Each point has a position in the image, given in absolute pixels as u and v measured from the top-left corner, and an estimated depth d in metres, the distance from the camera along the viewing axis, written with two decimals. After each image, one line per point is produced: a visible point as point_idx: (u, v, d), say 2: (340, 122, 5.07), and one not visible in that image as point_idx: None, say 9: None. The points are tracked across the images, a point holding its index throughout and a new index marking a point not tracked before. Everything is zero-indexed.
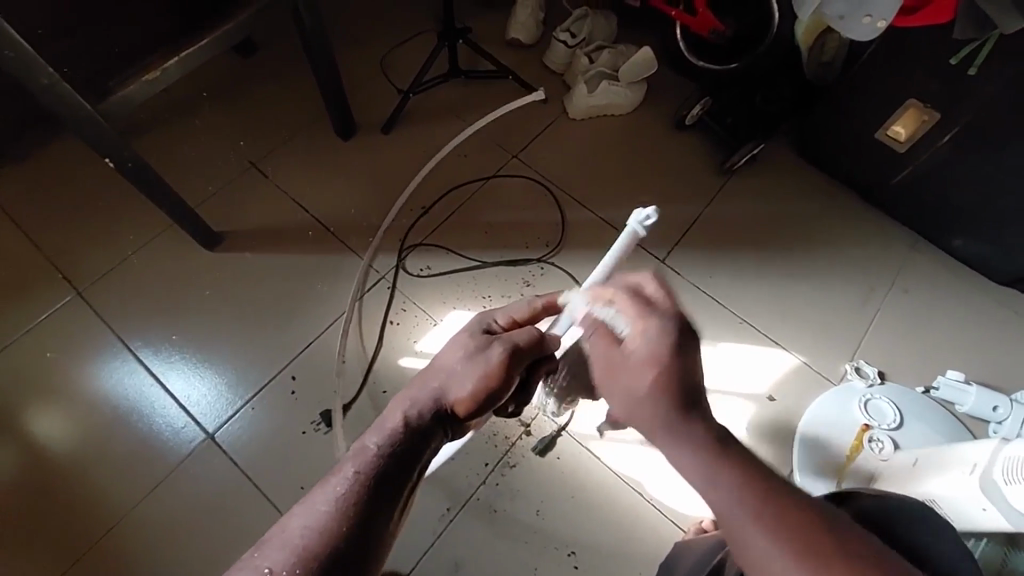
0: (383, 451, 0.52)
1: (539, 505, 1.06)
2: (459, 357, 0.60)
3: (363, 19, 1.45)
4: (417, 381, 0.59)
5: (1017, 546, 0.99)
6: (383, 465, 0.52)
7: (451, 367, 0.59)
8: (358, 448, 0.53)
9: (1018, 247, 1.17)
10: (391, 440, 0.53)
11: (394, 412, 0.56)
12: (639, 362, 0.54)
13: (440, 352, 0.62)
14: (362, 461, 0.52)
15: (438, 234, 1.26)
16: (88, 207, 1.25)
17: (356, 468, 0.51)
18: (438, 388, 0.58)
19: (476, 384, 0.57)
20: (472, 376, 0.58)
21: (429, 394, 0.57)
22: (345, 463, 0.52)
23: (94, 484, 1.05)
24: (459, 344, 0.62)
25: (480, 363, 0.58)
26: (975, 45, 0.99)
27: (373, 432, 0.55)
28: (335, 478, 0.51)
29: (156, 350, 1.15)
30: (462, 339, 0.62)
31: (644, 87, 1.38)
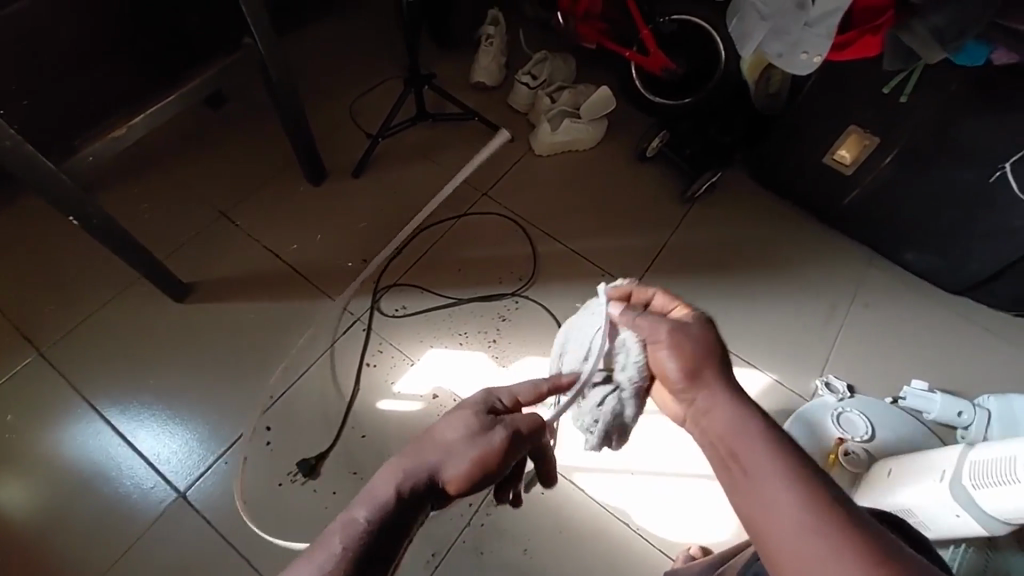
0: (370, 528, 0.50)
1: (526, 543, 1.06)
2: (459, 436, 0.57)
3: (330, 71, 1.51)
4: (414, 452, 0.56)
5: (995, 551, 1.00)
6: (369, 542, 0.49)
7: (451, 445, 0.56)
8: (345, 520, 0.51)
9: (963, 258, 1.23)
10: (378, 517, 0.50)
11: (384, 483, 0.53)
12: (674, 346, 0.61)
13: (440, 422, 0.59)
14: (351, 536, 0.49)
15: (411, 273, 1.29)
16: (54, 265, 1.27)
17: (342, 543, 0.49)
18: (435, 465, 0.55)
19: (473, 471, 0.55)
20: (470, 459, 0.55)
21: (424, 472, 0.54)
22: (334, 536, 0.49)
23: (60, 552, 1.04)
24: (460, 421, 0.59)
25: (479, 448, 0.56)
26: (903, 76, 1.07)
27: (361, 504, 0.52)
28: (321, 552, 0.48)
29: (122, 409, 1.15)
30: (465, 414, 0.60)
31: (604, 123, 1.44)
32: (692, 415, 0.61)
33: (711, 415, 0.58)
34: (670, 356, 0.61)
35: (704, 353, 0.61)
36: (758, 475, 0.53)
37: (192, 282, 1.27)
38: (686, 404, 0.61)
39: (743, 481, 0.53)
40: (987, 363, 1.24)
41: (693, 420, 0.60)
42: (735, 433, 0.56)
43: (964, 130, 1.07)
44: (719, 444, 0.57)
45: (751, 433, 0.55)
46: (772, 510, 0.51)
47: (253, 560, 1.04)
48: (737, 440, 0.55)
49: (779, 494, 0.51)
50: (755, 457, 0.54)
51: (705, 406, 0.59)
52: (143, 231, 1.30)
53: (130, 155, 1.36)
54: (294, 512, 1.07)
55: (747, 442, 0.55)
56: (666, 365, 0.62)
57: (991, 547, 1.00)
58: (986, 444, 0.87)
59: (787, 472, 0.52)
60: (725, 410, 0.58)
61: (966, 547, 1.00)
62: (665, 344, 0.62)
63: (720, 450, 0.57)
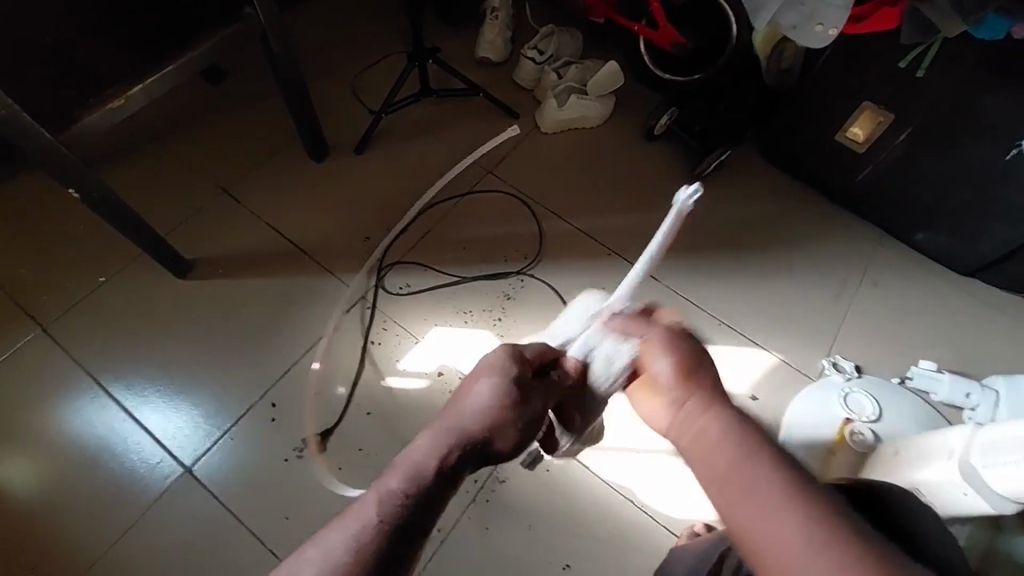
0: (411, 501, 0.49)
1: (530, 520, 1.06)
2: (497, 406, 0.56)
3: (332, 45, 1.48)
4: (450, 423, 0.55)
5: (1001, 531, 1.00)
6: (409, 516, 0.49)
7: (489, 415, 0.56)
8: (381, 490, 0.50)
9: (976, 238, 1.21)
10: (420, 490, 0.50)
11: (423, 455, 0.52)
12: (665, 349, 0.60)
13: (471, 390, 0.58)
14: (389, 508, 0.48)
15: (417, 252, 1.28)
16: (55, 241, 1.26)
17: (379, 516, 0.48)
18: (476, 436, 0.54)
19: (513, 443, 0.56)
20: (511, 428, 0.56)
21: (463, 443, 0.54)
22: (371, 508, 0.48)
23: (67, 526, 1.05)
24: (496, 387, 0.57)
25: (519, 420, 0.57)
26: (918, 51, 1.05)
27: (398, 474, 0.51)
28: (359, 525, 0.47)
29: (128, 385, 1.15)
30: (502, 381, 0.58)
31: (611, 99, 1.41)
32: (680, 427, 0.57)
33: (700, 426, 0.56)
34: (664, 358, 0.59)
35: (691, 359, 0.59)
36: (754, 492, 0.50)
37: (194, 258, 1.26)
38: (673, 411, 0.58)
39: (738, 498, 0.50)
40: (996, 345, 1.23)
41: (683, 431, 0.56)
42: (729, 448, 0.53)
43: (982, 106, 1.04)
44: (709, 466, 0.53)
45: (749, 450, 0.52)
46: (769, 530, 0.48)
47: (260, 534, 1.05)
48: (731, 459, 0.52)
49: (773, 514, 0.48)
50: (753, 481, 0.50)
51: (692, 420, 0.56)
52: (144, 207, 1.29)
53: (130, 129, 1.34)
54: (300, 487, 1.08)
55: (741, 465, 0.51)
56: (655, 368, 0.59)
57: (996, 528, 1.00)
58: (996, 424, 0.86)
59: (791, 495, 0.49)
60: (714, 421, 0.55)
61: (970, 527, 1.00)
62: (658, 349, 0.60)
63: (715, 466, 0.53)
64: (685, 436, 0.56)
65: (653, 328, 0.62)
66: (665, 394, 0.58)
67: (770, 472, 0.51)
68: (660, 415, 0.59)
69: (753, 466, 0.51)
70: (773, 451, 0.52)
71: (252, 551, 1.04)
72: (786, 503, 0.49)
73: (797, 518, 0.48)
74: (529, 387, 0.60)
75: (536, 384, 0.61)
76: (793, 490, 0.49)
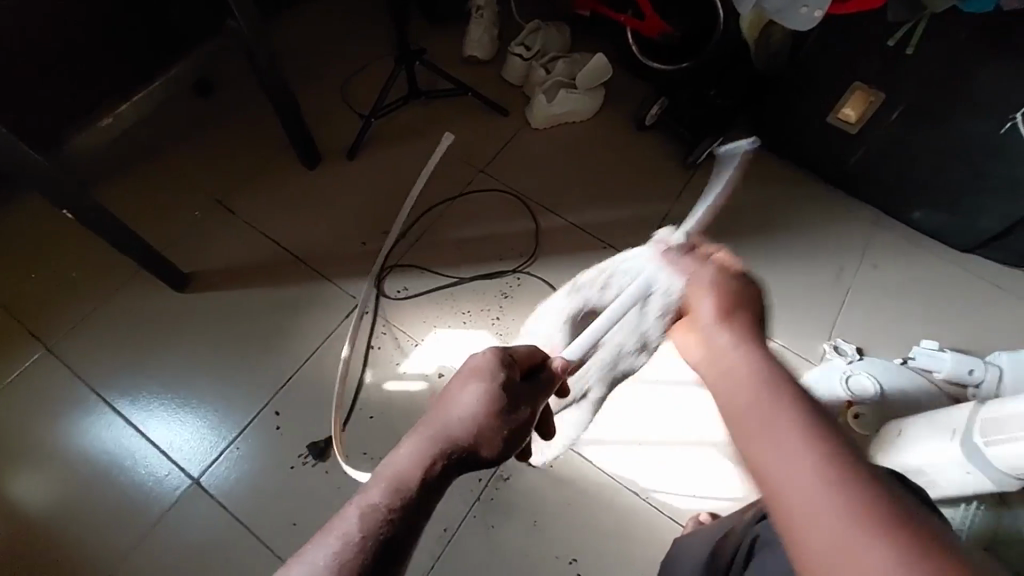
0: (392, 515, 0.50)
1: (536, 516, 1.07)
2: (482, 413, 0.57)
3: (321, 52, 1.48)
4: (435, 430, 0.56)
5: (1010, 508, 1.00)
6: (391, 531, 0.49)
7: (474, 421, 0.56)
8: (364, 504, 0.50)
9: (974, 214, 1.20)
10: (403, 502, 0.51)
11: (406, 466, 0.53)
12: (711, 289, 0.61)
13: (457, 395, 0.58)
14: (371, 524, 0.49)
15: (413, 255, 1.28)
16: (55, 261, 1.27)
17: (362, 531, 0.49)
18: (461, 442, 0.55)
19: (499, 448, 0.57)
20: (496, 433, 0.57)
21: (447, 451, 0.54)
22: (351, 524, 0.49)
23: (79, 540, 1.07)
24: (483, 393, 0.58)
25: (504, 428, 0.57)
26: (904, 30, 1.04)
27: (382, 487, 0.51)
28: (339, 540, 0.48)
29: (133, 400, 1.16)
30: (487, 386, 0.59)
31: (601, 91, 1.40)
32: (711, 359, 0.56)
33: (723, 359, 0.55)
34: (709, 299, 0.60)
35: (733, 299, 0.59)
36: (777, 427, 0.46)
37: (192, 271, 1.27)
38: (706, 344, 0.57)
39: (764, 433, 0.46)
40: (999, 321, 1.22)
41: (709, 361, 0.56)
42: (759, 384, 0.50)
43: (973, 81, 1.03)
44: (735, 396, 0.50)
45: (776, 394, 0.49)
46: (786, 467, 0.43)
47: (269, 542, 1.06)
48: (758, 402, 0.49)
49: (788, 448, 0.44)
50: (770, 419, 0.47)
51: (724, 350, 0.55)
52: (139, 223, 1.30)
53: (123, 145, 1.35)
54: (306, 492, 1.09)
55: (765, 401, 0.48)
56: (702, 307, 0.60)
57: (1002, 505, 1.00)
58: (1002, 401, 0.85)
59: (817, 430, 0.45)
60: (744, 357, 0.54)
61: (978, 505, 1.00)
62: (704, 289, 0.61)
63: (733, 401, 0.50)
64: (710, 367, 0.55)
65: (705, 269, 0.63)
66: (708, 334, 0.58)
67: (796, 415, 0.46)
68: (698, 351, 0.59)
69: (778, 407, 0.47)
70: (805, 397, 0.48)
71: (262, 558, 1.05)
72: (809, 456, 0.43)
73: (817, 454, 0.43)
74: (515, 393, 0.60)
75: (523, 387, 0.62)
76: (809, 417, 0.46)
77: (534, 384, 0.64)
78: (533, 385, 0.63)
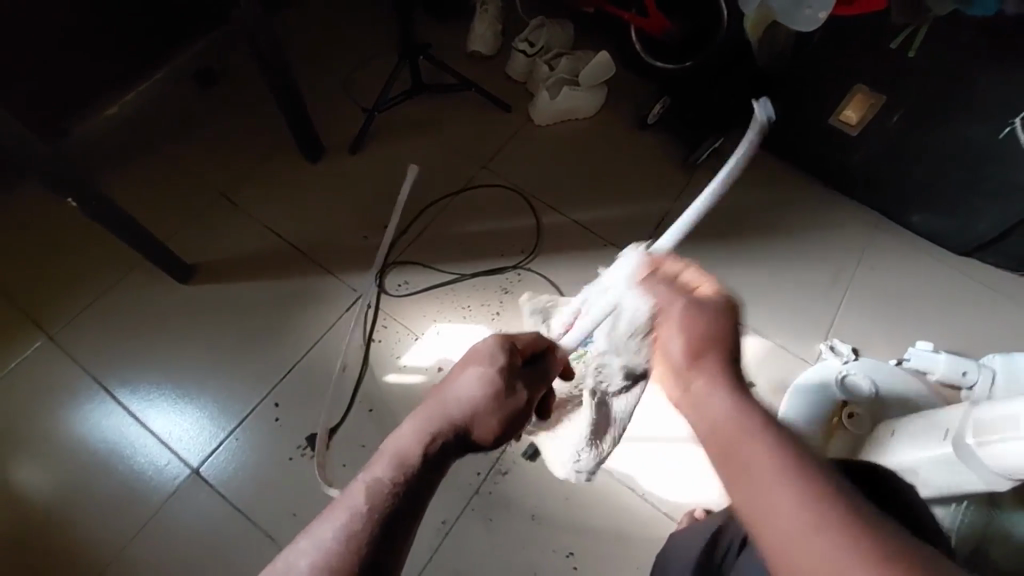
0: (397, 488, 0.53)
1: (533, 509, 1.08)
2: (479, 394, 0.62)
3: (323, 45, 1.48)
4: (436, 411, 0.60)
5: (1000, 507, 1.02)
6: (396, 504, 0.52)
7: (475, 403, 0.61)
8: (370, 479, 0.54)
9: (971, 218, 1.21)
10: (407, 477, 0.54)
11: (409, 443, 0.57)
12: (683, 322, 0.62)
13: (457, 379, 0.63)
14: (377, 497, 0.52)
15: (415, 249, 1.29)
16: (57, 250, 1.28)
17: (369, 503, 0.52)
18: (462, 421, 0.60)
19: (497, 429, 0.61)
20: (497, 412, 0.61)
21: (446, 430, 0.59)
22: (357, 497, 0.52)
23: (80, 528, 1.08)
24: (484, 376, 0.63)
25: (503, 409, 0.62)
26: (909, 31, 1.04)
27: (386, 462, 0.55)
28: (345, 510, 0.51)
29: (134, 389, 1.17)
30: (487, 369, 0.64)
31: (603, 89, 1.40)
32: (689, 409, 0.58)
33: (708, 408, 0.56)
34: (678, 336, 0.61)
35: (708, 340, 0.60)
36: (752, 467, 0.50)
37: (194, 262, 1.27)
38: (684, 388, 0.59)
39: (742, 473, 0.50)
40: (994, 323, 1.24)
41: (689, 409, 0.58)
42: (741, 428, 0.53)
43: (974, 85, 1.04)
44: (718, 434, 0.54)
45: (759, 427, 0.52)
46: (769, 506, 0.47)
47: (269, 532, 1.07)
48: (742, 430, 0.52)
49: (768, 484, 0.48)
50: (753, 451, 0.51)
51: (703, 398, 0.57)
52: (142, 212, 1.30)
53: (126, 135, 1.35)
54: (306, 484, 1.10)
55: (747, 439, 0.52)
56: (671, 343, 0.61)
57: (993, 505, 1.01)
58: (993, 403, 0.87)
59: (795, 470, 0.48)
60: (721, 397, 0.56)
61: (968, 504, 1.02)
62: (676, 319, 0.62)
63: (720, 441, 0.54)
64: (694, 414, 0.57)
65: (677, 299, 0.64)
66: (684, 380, 0.59)
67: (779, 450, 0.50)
68: (674, 390, 0.61)
69: (754, 437, 0.52)
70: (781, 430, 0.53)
71: (262, 547, 1.06)
72: (794, 486, 0.47)
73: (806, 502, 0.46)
74: (514, 376, 0.66)
75: (522, 372, 0.67)
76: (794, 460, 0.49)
77: (533, 371, 0.68)
78: (533, 370, 0.68)
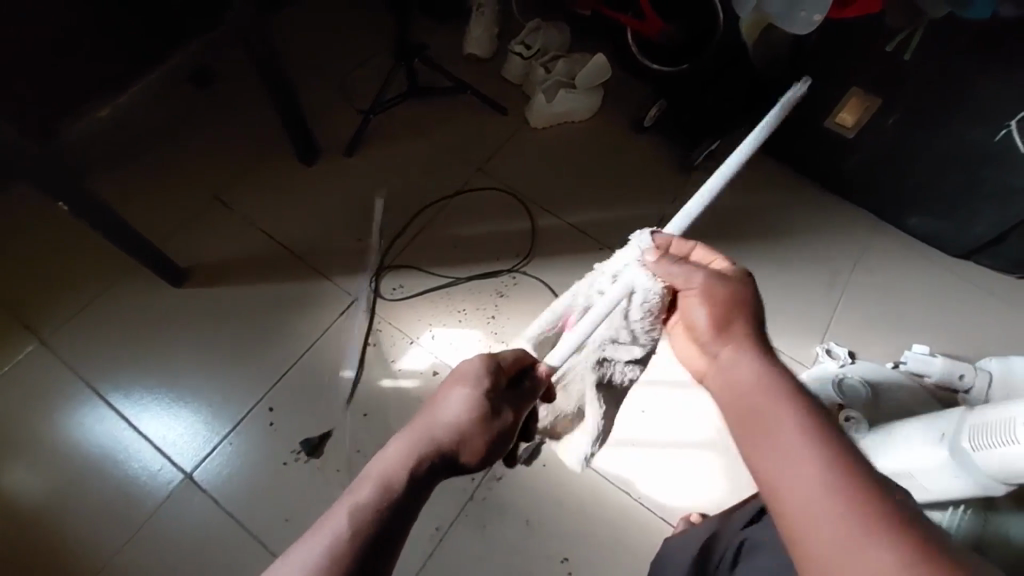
0: (378, 514, 0.53)
1: (528, 514, 1.08)
2: (466, 418, 0.61)
3: (319, 48, 1.47)
4: (422, 432, 0.60)
5: (997, 512, 1.01)
6: (376, 529, 0.53)
7: (460, 426, 0.61)
8: (352, 504, 0.54)
9: (967, 221, 1.21)
10: (389, 502, 0.54)
11: (394, 466, 0.57)
12: (707, 295, 0.65)
13: (443, 399, 0.62)
14: (356, 523, 0.52)
15: (410, 252, 1.28)
16: (51, 252, 1.27)
17: (349, 530, 0.52)
18: (448, 444, 0.60)
19: (483, 451, 0.61)
20: (483, 433, 0.61)
21: (432, 454, 0.59)
22: (337, 522, 0.52)
23: (71, 533, 1.07)
24: (468, 399, 0.62)
25: (488, 433, 0.61)
26: (903, 35, 1.04)
27: (370, 487, 0.55)
28: (324, 535, 0.51)
29: (125, 394, 1.16)
30: (473, 392, 0.62)
31: (600, 91, 1.40)
32: (716, 374, 0.63)
33: (737, 375, 0.61)
34: (701, 306, 0.66)
35: (728, 311, 0.64)
36: (781, 431, 0.53)
37: (188, 265, 1.27)
38: (710, 360, 0.65)
39: (767, 439, 0.54)
40: (991, 326, 1.23)
41: (716, 376, 0.63)
42: (771, 392, 0.57)
43: (970, 88, 1.03)
44: (745, 399, 0.58)
45: (791, 401, 0.55)
46: (796, 477, 0.50)
47: (262, 537, 1.06)
48: (773, 403, 0.56)
49: (793, 454, 0.51)
50: (779, 418, 0.54)
51: (734, 367, 0.61)
52: (136, 215, 1.29)
53: (121, 137, 1.34)
54: (299, 488, 1.09)
55: (774, 404, 0.56)
56: (698, 314, 0.66)
57: (989, 508, 1.01)
58: (989, 407, 0.87)
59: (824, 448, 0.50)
60: (749, 367, 0.60)
61: (965, 509, 1.01)
62: (695, 296, 0.66)
63: (744, 407, 0.58)
64: (720, 380, 0.62)
65: (695, 270, 0.67)
66: (717, 359, 0.63)
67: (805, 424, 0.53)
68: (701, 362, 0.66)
69: (786, 413, 0.54)
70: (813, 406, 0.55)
71: (255, 552, 1.05)
72: (818, 456, 0.50)
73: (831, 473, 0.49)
74: (500, 398, 0.64)
75: (508, 392, 0.65)
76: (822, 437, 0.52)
77: (523, 390, 0.66)
78: (520, 392, 0.66)
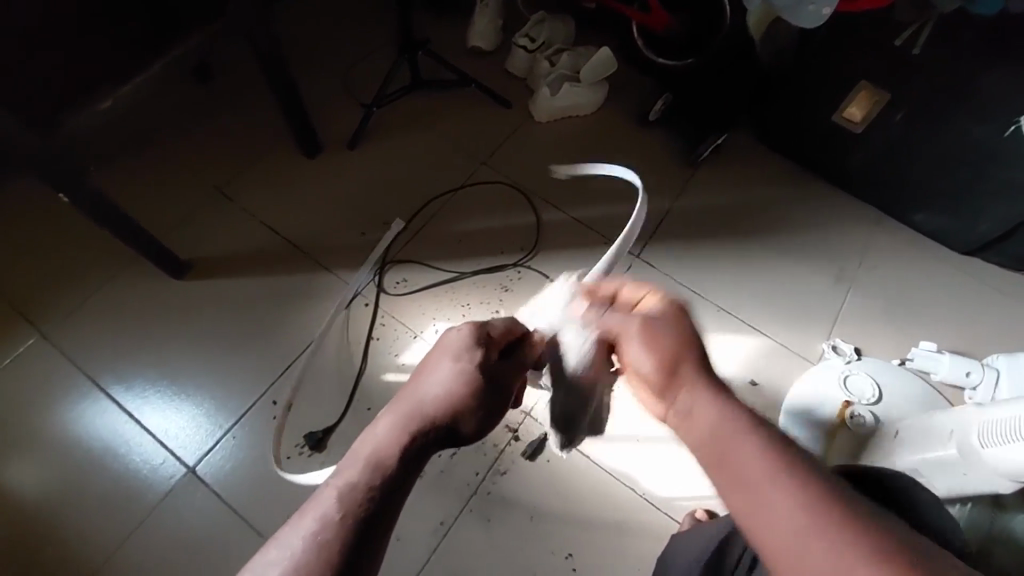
0: (371, 493, 0.52)
1: (532, 509, 1.07)
2: (458, 389, 0.60)
3: (322, 40, 1.46)
4: (411, 408, 0.58)
5: (1004, 510, 1.00)
6: (370, 508, 0.51)
7: (452, 399, 0.59)
8: (343, 484, 0.52)
9: (974, 218, 1.20)
10: (382, 481, 0.53)
11: (385, 444, 0.55)
12: (643, 335, 0.61)
13: (433, 371, 0.61)
14: (349, 504, 0.51)
15: (414, 247, 1.28)
16: (52, 245, 1.26)
17: (341, 511, 0.50)
18: (439, 419, 0.58)
19: (477, 423, 0.60)
20: (474, 404, 0.60)
21: (425, 428, 0.57)
22: (329, 504, 0.51)
23: (73, 527, 1.06)
24: (460, 369, 0.61)
25: (481, 403, 0.60)
26: (913, 29, 1.02)
27: (361, 466, 0.53)
28: (315, 515, 0.50)
29: (128, 387, 1.15)
30: (465, 363, 0.61)
31: (605, 85, 1.39)
32: (675, 418, 0.57)
33: (693, 418, 0.55)
34: (643, 350, 0.60)
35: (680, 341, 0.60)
36: (744, 468, 0.50)
37: (190, 258, 1.26)
38: (668, 406, 0.58)
39: (735, 476, 0.50)
40: (997, 323, 1.23)
41: (682, 428, 0.56)
42: (725, 429, 0.53)
43: (979, 83, 1.02)
44: (702, 442, 0.54)
45: (739, 428, 0.52)
46: (767, 526, 0.47)
47: (264, 531, 1.05)
48: (724, 434, 0.52)
49: (766, 495, 0.48)
50: (744, 451, 0.51)
51: (698, 408, 0.55)
52: (137, 208, 1.28)
53: (123, 130, 1.33)
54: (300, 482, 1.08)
55: (735, 441, 0.52)
56: (635, 353, 0.61)
57: (996, 506, 1.00)
58: (997, 404, 0.86)
59: (776, 465, 0.49)
60: (708, 405, 0.55)
61: (971, 506, 1.01)
62: (633, 336, 0.61)
63: (706, 447, 0.53)
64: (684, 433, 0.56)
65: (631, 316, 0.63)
66: (676, 405, 0.57)
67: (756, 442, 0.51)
68: (656, 406, 0.59)
69: (738, 440, 0.51)
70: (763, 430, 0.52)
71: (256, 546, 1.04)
72: (772, 482, 0.48)
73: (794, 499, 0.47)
74: (491, 368, 0.63)
75: (499, 363, 0.64)
76: (774, 458, 0.50)
77: (509, 362, 0.65)
78: (510, 362, 0.65)
